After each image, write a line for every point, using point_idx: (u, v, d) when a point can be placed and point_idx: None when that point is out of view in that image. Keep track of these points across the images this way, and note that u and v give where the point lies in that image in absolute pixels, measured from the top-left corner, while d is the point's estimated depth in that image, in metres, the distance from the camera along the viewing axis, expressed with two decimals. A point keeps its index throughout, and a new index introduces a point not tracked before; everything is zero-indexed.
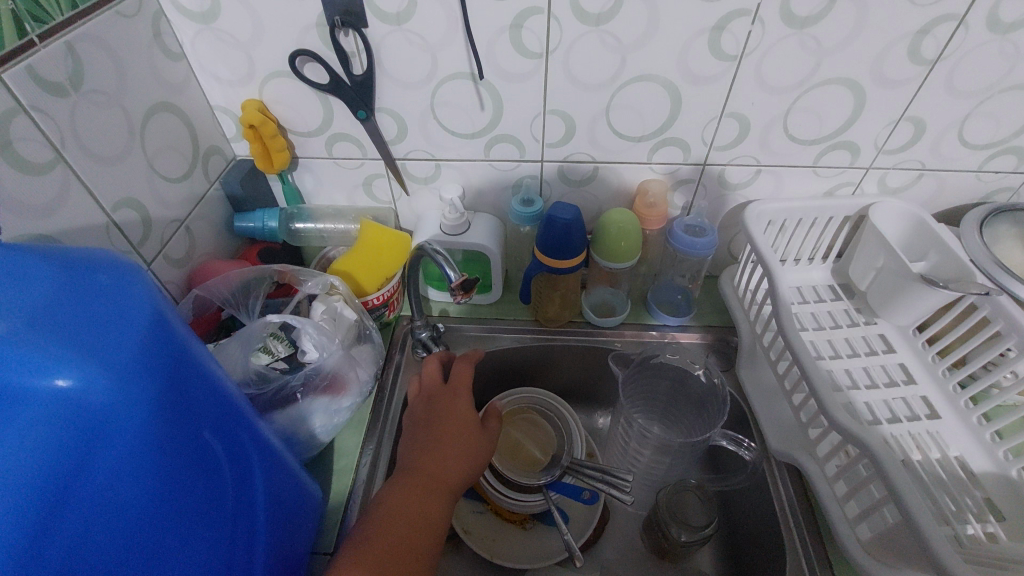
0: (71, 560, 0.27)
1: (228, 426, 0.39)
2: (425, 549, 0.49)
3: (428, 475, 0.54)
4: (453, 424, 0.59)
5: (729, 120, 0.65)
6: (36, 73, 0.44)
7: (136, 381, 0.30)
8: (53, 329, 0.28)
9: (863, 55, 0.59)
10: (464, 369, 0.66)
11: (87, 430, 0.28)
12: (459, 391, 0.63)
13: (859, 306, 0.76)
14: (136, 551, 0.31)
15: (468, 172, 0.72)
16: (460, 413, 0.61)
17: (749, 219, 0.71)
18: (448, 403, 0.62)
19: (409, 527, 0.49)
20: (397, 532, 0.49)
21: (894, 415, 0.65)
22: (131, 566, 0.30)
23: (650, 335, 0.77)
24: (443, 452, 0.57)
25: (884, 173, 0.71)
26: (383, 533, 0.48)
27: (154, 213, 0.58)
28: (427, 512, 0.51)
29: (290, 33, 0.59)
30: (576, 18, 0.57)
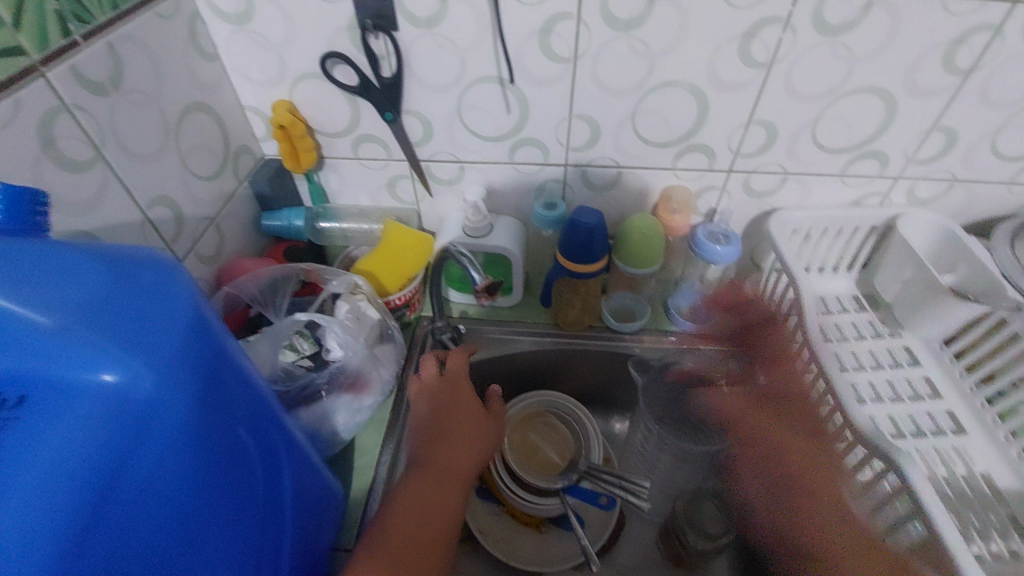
0: (120, 548, 0.29)
1: (260, 421, 0.40)
2: (446, 536, 0.50)
3: (443, 467, 0.55)
4: (464, 420, 0.61)
5: (756, 127, 0.65)
6: (80, 72, 0.45)
7: (178, 378, 0.31)
8: (102, 325, 0.29)
9: (895, 64, 0.58)
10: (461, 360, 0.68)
11: (133, 424, 0.29)
12: (460, 382, 0.65)
13: (884, 317, 0.75)
14: (178, 541, 0.32)
15: (492, 175, 0.73)
16: (465, 403, 0.63)
17: (774, 227, 0.70)
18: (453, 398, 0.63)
19: (424, 515, 0.50)
20: (415, 518, 0.49)
21: (918, 430, 0.64)
22: (173, 556, 0.31)
23: (671, 341, 0.76)
24: (453, 440, 0.58)
25: (913, 183, 0.70)
26: (401, 521, 0.49)
27: (186, 210, 0.59)
28: (443, 501, 0.52)
29: (321, 35, 0.60)
30: (605, 23, 0.57)
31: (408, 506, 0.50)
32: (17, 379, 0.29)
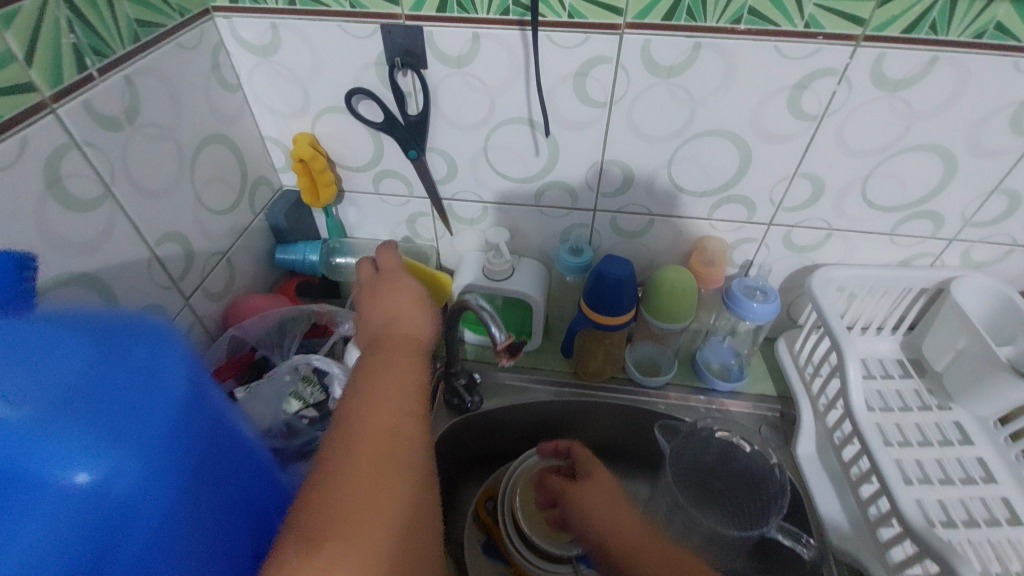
0: None
1: (252, 503, 0.36)
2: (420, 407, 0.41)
3: (373, 449, 0.35)
4: (391, 347, 0.45)
5: (801, 181, 0.61)
6: (92, 106, 0.43)
7: (166, 465, 0.28)
8: (84, 407, 0.26)
9: (958, 122, 0.54)
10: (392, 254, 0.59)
11: (110, 522, 0.25)
12: (391, 271, 0.56)
13: (931, 386, 0.69)
14: None
15: (516, 216, 0.69)
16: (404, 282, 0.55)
17: (816, 286, 0.66)
18: (389, 288, 0.54)
19: (393, 431, 0.37)
20: (358, 508, 0.31)
21: (971, 518, 0.58)
22: None
23: (697, 400, 0.72)
24: (403, 305, 0.51)
25: (969, 246, 0.65)
26: (363, 430, 0.36)
27: (197, 245, 0.56)
28: (398, 439, 0.36)
29: (347, 70, 0.57)
30: (646, 69, 0.53)
31: (331, 524, 0.30)
32: None
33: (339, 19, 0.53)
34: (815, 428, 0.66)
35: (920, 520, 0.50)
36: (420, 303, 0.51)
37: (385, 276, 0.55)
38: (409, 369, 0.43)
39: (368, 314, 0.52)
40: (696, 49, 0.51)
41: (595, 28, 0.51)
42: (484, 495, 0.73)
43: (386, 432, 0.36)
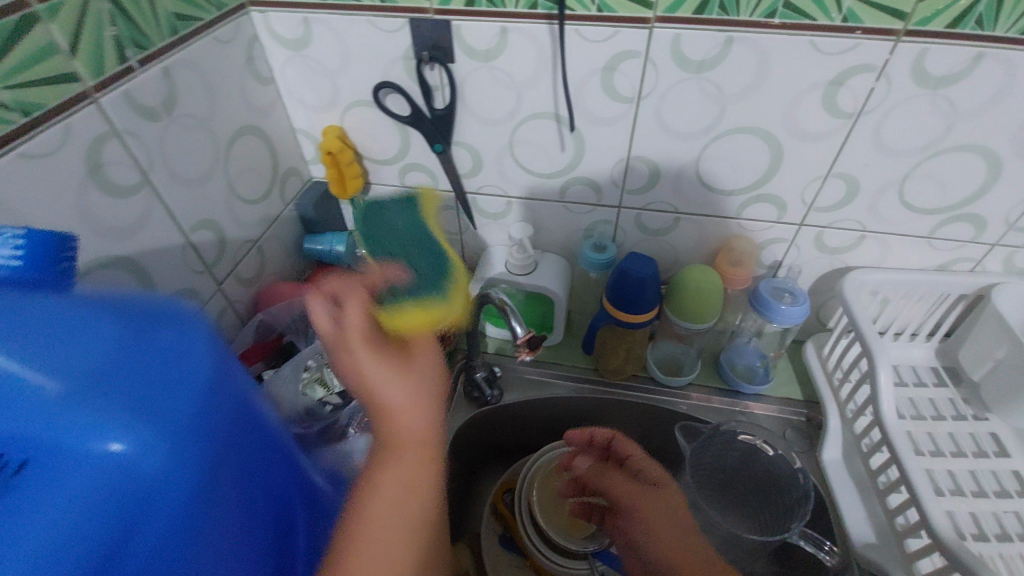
0: None
1: (277, 483, 0.37)
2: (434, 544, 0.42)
3: None
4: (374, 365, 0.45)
5: (835, 180, 0.59)
6: (133, 97, 0.45)
7: (191, 445, 0.29)
8: (113, 388, 0.27)
9: (1005, 121, 0.51)
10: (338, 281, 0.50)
11: (135, 499, 0.27)
12: (348, 296, 0.48)
13: (967, 395, 0.67)
14: None
15: (540, 212, 0.69)
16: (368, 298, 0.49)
17: (848, 288, 0.64)
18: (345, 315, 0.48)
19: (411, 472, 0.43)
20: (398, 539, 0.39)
21: (1005, 533, 0.55)
22: None
23: (719, 402, 0.71)
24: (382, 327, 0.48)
25: (1013, 251, 0.62)
26: (387, 473, 0.42)
27: (229, 233, 0.58)
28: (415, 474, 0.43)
29: (377, 64, 0.58)
30: (675, 64, 0.53)
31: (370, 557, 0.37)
32: (17, 442, 0.27)
33: (370, 13, 0.54)
34: (842, 435, 0.64)
35: (950, 533, 0.48)
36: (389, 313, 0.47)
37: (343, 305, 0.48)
38: (402, 391, 0.45)
39: (338, 350, 0.47)
40: (728, 44, 0.50)
41: (624, 22, 0.50)
42: (504, 487, 0.73)
43: (397, 471, 0.42)
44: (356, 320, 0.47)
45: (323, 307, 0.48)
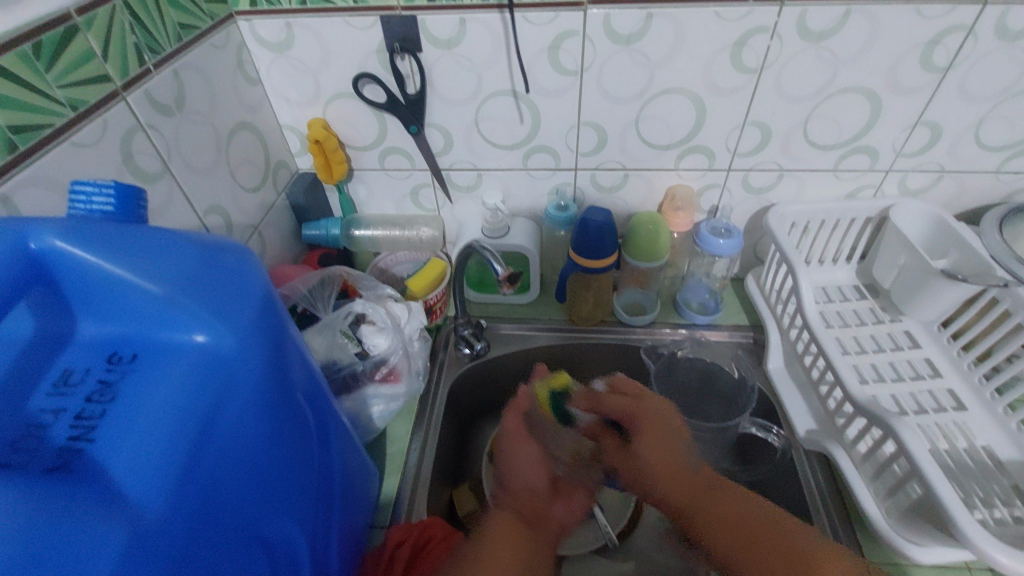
0: (218, 472, 0.34)
1: (316, 395, 0.46)
2: None
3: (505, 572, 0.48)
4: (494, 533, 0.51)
5: (751, 127, 0.70)
6: (151, 95, 0.52)
7: (255, 341, 0.36)
8: (201, 295, 0.34)
9: (876, 64, 0.63)
10: (525, 445, 0.57)
11: (220, 381, 0.34)
12: (531, 423, 0.59)
13: (884, 304, 0.79)
14: (261, 474, 0.37)
15: (507, 181, 0.79)
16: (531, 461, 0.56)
17: (774, 221, 0.75)
18: (521, 445, 0.58)
19: (514, 540, 0.50)
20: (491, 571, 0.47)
21: (920, 407, 0.66)
22: (261, 486, 0.37)
23: (678, 333, 0.81)
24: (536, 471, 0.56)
25: (904, 176, 0.75)
26: (514, 465, 0.56)
27: (234, 217, 0.65)
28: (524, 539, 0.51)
29: (354, 59, 0.66)
30: (609, 39, 0.63)
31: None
32: (125, 340, 0.34)
33: (344, 14, 0.62)
34: (782, 346, 0.75)
35: (868, 401, 0.59)
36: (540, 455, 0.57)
37: (520, 437, 0.58)
38: (539, 467, 0.56)
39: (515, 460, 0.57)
40: (649, 18, 0.61)
41: (562, 6, 0.60)
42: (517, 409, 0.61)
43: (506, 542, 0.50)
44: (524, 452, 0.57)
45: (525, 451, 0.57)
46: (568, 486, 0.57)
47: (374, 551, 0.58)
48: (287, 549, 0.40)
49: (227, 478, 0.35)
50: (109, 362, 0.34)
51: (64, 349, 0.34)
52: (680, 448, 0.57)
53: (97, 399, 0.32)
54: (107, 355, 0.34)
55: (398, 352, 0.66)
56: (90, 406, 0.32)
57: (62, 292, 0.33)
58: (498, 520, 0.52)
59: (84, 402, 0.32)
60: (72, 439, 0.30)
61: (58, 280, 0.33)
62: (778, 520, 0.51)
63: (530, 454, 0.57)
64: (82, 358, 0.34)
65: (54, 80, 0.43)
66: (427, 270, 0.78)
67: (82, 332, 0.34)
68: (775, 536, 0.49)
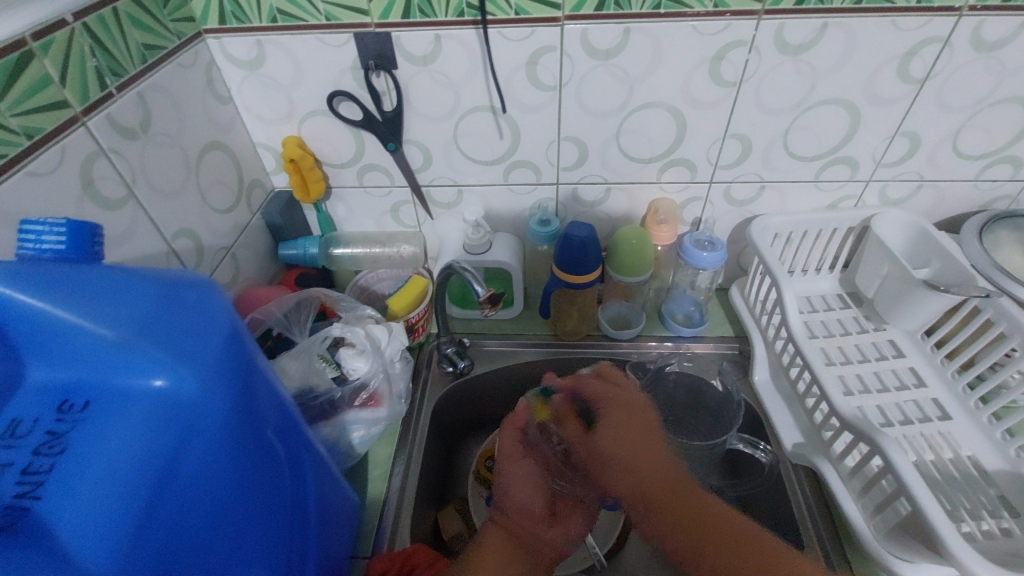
0: (179, 522, 0.32)
1: (287, 429, 0.44)
2: None
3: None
4: (490, 550, 0.53)
5: (732, 140, 0.70)
6: (114, 119, 0.50)
7: (220, 382, 0.34)
8: (160, 337, 0.32)
9: (854, 76, 0.63)
10: (517, 466, 0.59)
11: (181, 427, 0.33)
12: (526, 448, 0.60)
13: (868, 313, 0.79)
14: (229, 520, 0.35)
15: (488, 196, 0.78)
16: (529, 496, 0.58)
17: (756, 232, 0.75)
18: (518, 468, 0.59)
19: (510, 566, 0.52)
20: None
21: (906, 417, 0.66)
22: (230, 533, 0.36)
23: (664, 347, 0.80)
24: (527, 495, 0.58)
25: (884, 185, 0.75)
26: (517, 491, 0.58)
27: (206, 240, 0.63)
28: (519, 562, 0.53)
29: (328, 76, 0.65)
30: (587, 54, 0.62)
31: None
32: (78, 386, 0.33)
33: (317, 31, 0.61)
34: (767, 358, 0.75)
35: (853, 415, 0.58)
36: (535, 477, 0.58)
37: (512, 458, 0.60)
38: (534, 488, 0.58)
39: (509, 484, 0.58)
40: (627, 33, 0.60)
41: (539, 21, 0.59)
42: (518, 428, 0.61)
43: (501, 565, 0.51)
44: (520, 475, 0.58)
45: (521, 473, 0.59)
46: (566, 508, 0.59)
47: None
48: None
49: (189, 526, 0.33)
50: (61, 411, 0.32)
51: (11, 397, 0.32)
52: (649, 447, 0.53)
53: (46, 452, 0.30)
54: (58, 403, 0.32)
55: (378, 376, 0.64)
56: (38, 460, 0.30)
57: (7, 338, 0.32)
58: (492, 539, 0.54)
59: (32, 456, 0.30)
60: (18, 497, 0.29)
61: (4, 325, 0.31)
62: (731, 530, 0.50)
63: (528, 479, 0.58)
64: (31, 407, 0.32)
65: (6, 108, 0.41)
66: (408, 289, 0.76)
67: (30, 377, 0.33)
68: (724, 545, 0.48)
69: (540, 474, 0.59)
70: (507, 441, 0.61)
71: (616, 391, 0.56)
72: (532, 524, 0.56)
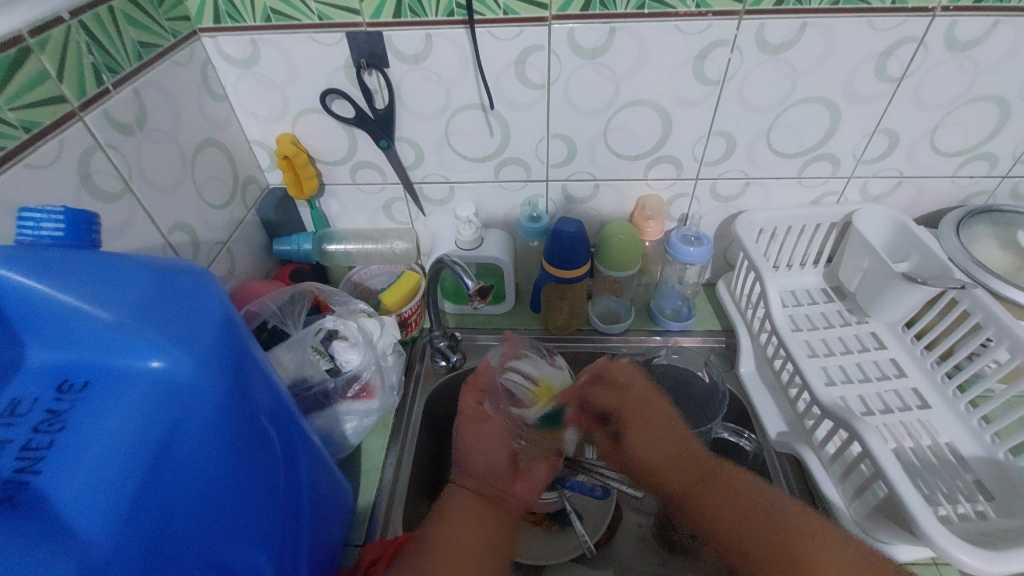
0: (174, 498, 0.33)
1: (281, 416, 0.45)
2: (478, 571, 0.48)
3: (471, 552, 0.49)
4: (455, 512, 0.52)
5: (716, 137, 0.71)
6: (111, 115, 0.51)
7: (212, 363, 0.35)
8: (156, 320, 0.34)
9: (833, 75, 0.65)
10: (483, 424, 0.59)
11: (176, 406, 0.34)
12: (473, 407, 0.61)
13: (851, 306, 0.81)
14: (221, 498, 0.37)
15: (479, 193, 0.79)
16: (490, 443, 0.57)
17: (741, 228, 0.76)
18: (479, 423, 0.59)
19: (479, 523, 0.51)
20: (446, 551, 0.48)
21: (887, 407, 0.68)
22: (222, 511, 0.37)
23: (653, 340, 0.82)
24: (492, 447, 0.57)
25: (865, 182, 0.77)
26: (473, 451, 0.57)
27: (201, 234, 0.65)
28: (489, 521, 0.52)
29: (322, 75, 0.66)
30: (574, 53, 0.63)
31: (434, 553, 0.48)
32: (77, 367, 0.34)
33: (310, 30, 0.62)
34: (753, 350, 0.76)
35: (833, 403, 0.60)
36: (502, 437, 0.58)
37: (473, 418, 0.60)
38: (498, 441, 0.58)
39: (467, 447, 0.58)
40: (612, 33, 0.62)
41: (527, 21, 0.61)
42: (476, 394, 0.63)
43: (462, 526, 0.51)
44: (490, 431, 0.58)
45: (477, 429, 0.59)
46: (529, 461, 0.58)
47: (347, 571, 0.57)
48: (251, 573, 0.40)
49: (185, 502, 0.34)
50: (60, 391, 0.33)
51: (12, 377, 0.34)
52: (674, 435, 0.56)
53: (45, 430, 0.31)
54: (57, 383, 0.34)
55: (370, 367, 0.65)
56: (37, 437, 0.31)
57: (9, 321, 0.33)
58: (456, 500, 0.53)
59: (31, 433, 0.31)
60: (17, 472, 0.29)
61: (5, 308, 0.33)
62: (763, 497, 0.51)
63: (488, 434, 0.58)
64: (31, 387, 0.33)
65: (6, 102, 0.42)
66: (401, 284, 0.78)
67: (31, 359, 0.34)
68: (761, 516, 0.50)
69: (507, 428, 0.60)
70: (467, 408, 0.61)
71: (625, 388, 0.59)
72: (499, 481, 0.55)
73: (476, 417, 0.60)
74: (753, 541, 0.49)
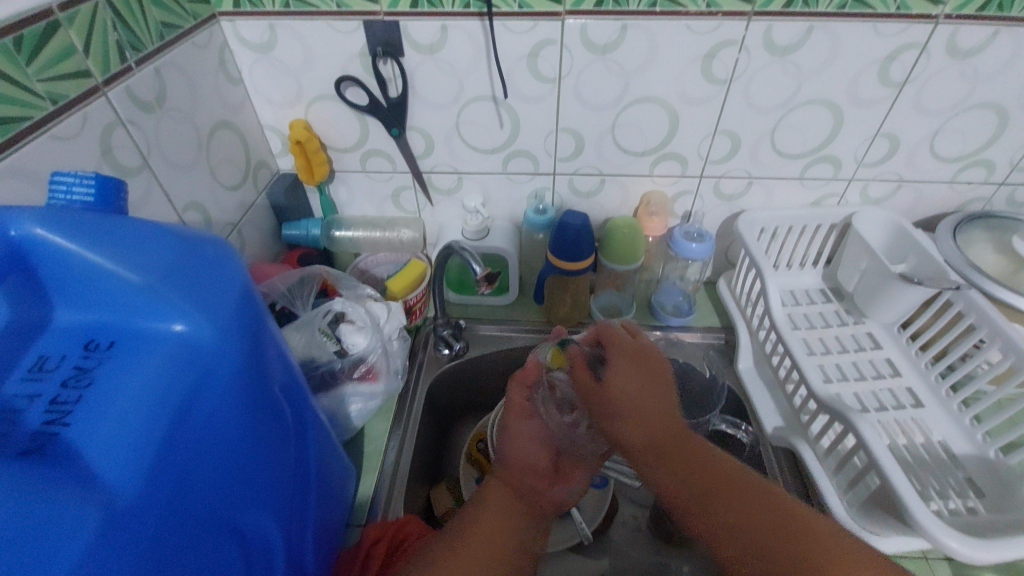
0: (191, 460, 0.34)
1: (293, 392, 0.46)
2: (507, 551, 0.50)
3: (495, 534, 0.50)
4: (494, 498, 0.54)
5: (722, 136, 0.73)
6: (132, 92, 0.52)
7: (232, 331, 0.36)
8: (179, 285, 0.34)
9: (838, 77, 0.66)
10: (522, 424, 0.62)
11: (196, 370, 0.35)
12: (527, 408, 0.63)
13: (848, 307, 0.82)
14: (234, 465, 0.37)
15: (487, 184, 0.80)
16: (526, 442, 0.61)
17: (743, 226, 0.78)
18: (521, 423, 0.62)
19: (509, 508, 0.54)
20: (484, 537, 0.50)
21: (881, 404, 0.69)
22: (235, 478, 0.38)
23: (653, 334, 0.83)
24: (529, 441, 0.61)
25: (865, 185, 0.78)
26: (516, 447, 0.61)
27: (214, 215, 0.66)
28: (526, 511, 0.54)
29: (337, 62, 0.68)
30: (585, 48, 0.65)
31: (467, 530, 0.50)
32: (102, 329, 0.35)
33: (328, 17, 0.64)
34: (751, 347, 0.78)
35: (829, 396, 0.61)
36: (540, 435, 0.62)
37: (517, 417, 0.63)
38: (537, 442, 0.61)
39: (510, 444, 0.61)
40: (624, 29, 0.63)
41: (541, 15, 0.62)
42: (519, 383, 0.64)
43: (499, 512, 0.53)
44: (528, 433, 0.62)
45: (525, 431, 0.62)
46: (568, 466, 0.63)
47: (349, 550, 0.57)
48: (261, 540, 0.40)
49: (202, 467, 0.35)
50: (86, 350, 0.34)
51: (39, 337, 0.35)
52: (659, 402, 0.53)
53: (72, 386, 0.33)
54: (84, 343, 0.35)
55: (377, 350, 0.66)
56: (65, 393, 0.32)
57: (40, 281, 0.34)
58: (494, 487, 0.56)
59: (59, 389, 0.32)
60: (47, 424, 0.31)
61: (35, 268, 0.34)
62: (733, 470, 0.49)
63: (531, 434, 0.62)
64: (59, 346, 0.35)
65: (34, 72, 0.43)
66: (407, 271, 0.79)
67: (57, 319, 0.35)
68: (728, 489, 0.47)
69: (545, 430, 0.62)
70: (508, 409, 0.64)
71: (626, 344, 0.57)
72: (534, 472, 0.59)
73: (525, 418, 0.62)
74: (724, 518, 0.45)
